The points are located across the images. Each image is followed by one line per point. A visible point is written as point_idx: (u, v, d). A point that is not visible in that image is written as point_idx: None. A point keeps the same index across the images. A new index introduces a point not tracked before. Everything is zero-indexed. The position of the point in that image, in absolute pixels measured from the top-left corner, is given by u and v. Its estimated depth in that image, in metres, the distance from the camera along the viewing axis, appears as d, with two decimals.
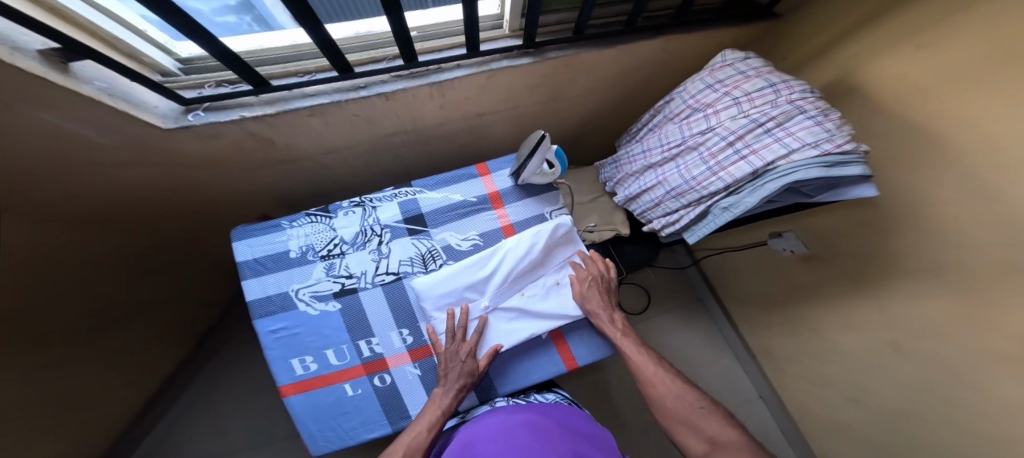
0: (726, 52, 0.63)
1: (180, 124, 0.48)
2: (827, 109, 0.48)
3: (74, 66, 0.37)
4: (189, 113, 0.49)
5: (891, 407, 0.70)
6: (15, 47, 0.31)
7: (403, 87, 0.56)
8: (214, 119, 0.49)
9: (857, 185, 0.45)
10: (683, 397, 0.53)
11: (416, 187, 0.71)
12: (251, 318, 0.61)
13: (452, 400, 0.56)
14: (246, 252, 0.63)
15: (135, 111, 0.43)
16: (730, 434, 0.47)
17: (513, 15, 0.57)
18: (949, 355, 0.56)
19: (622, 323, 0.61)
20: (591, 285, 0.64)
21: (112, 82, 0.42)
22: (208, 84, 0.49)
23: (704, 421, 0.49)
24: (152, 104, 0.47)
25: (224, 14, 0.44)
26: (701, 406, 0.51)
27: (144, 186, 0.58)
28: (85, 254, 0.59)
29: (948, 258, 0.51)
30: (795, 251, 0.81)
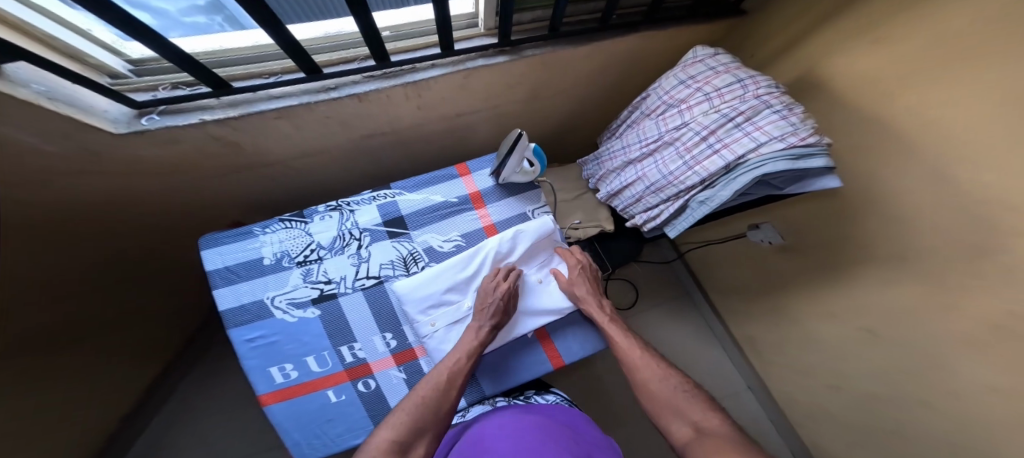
0: (697, 48, 0.64)
1: (132, 129, 0.45)
2: (791, 103, 0.49)
3: (7, 68, 0.35)
4: (143, 116, 0.47)
5: (865, 389, 0.73)
6: None
7: (377, 88, 0.55)
8: (170, 123, 0.47)
9: (821, 177, 0.47)
10: (666, 381, 0.50)
11: (396, 189, 0.70)
12: (225, 328, 0.59)
13: (489, 334, 0.57)
14: (216, 260, 0.61)
15: (82, 116, 0.41)
16: (714, 420, 0.43)
17: (488, 14, 0.56)
18: (915, 337, 0.59)
19: (611, 309, 0.61)
20: (580, 272, 0.65)
21: (53, 86, 0.39)
22: (162, 87, 0.47)
23: (689, 407, 0.46)
24: (100, 107, 0.44)
25: (192, 14, 0.41)
26: (685, 391, 0.48)
27: (101, 196, 0.55)
28: (38, 270, 0.55)
29: (910, 244, 0.53)
30: (773, 242, 0.82)
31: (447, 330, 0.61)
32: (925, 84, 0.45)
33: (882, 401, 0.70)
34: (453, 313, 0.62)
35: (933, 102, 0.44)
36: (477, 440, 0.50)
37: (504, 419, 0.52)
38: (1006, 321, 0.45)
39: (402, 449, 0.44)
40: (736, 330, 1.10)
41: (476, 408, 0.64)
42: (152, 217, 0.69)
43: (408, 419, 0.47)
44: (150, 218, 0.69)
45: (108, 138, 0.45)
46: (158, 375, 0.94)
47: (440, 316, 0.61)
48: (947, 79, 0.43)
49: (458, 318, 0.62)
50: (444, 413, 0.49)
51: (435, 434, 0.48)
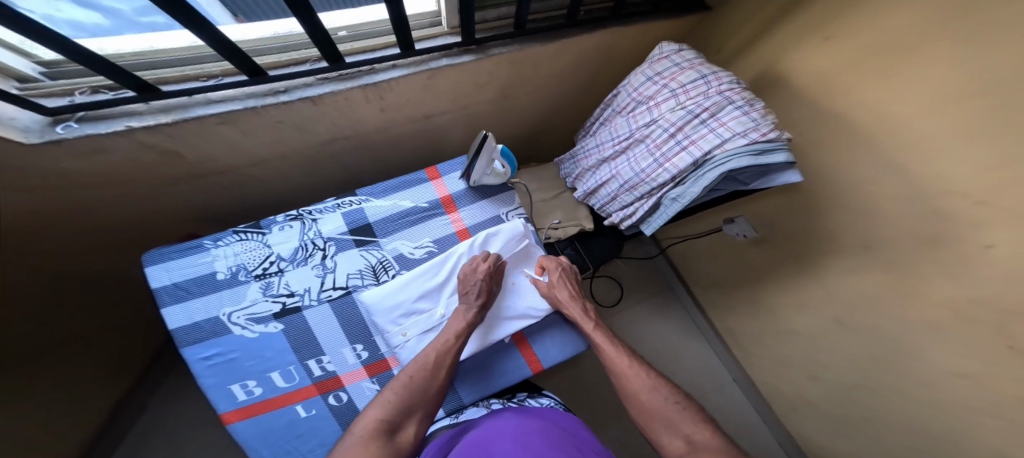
0: (663, 45, 0.63)
1: (47, 138, 0.41)
2: (752, 98, 0.50)
3: None
4: (58, 124, 0.42)
5: (839, 377, 0.75)
6: None
7: (333, 90, 0.52)
8: (91, 131, 0.43)
9: (784, 171, 0.47)
10: (654, 393, 0.49)
11: (361, 196, 0.67)
12: (177, 348, 0.55)
13: (477, 315, 0.56)
14: (163, 277, 0.57)
15: None
16: (705, 433, 0.42)
17: (450, 12, 0.54)
18: (882, 325, 0.60)
19: (595, 314, 0.60)
20: (561, 275, 0.64)
21: None
22: (80, 91, 0.43)
23: (680, 418, 0.45)
24: (6, 116, 0.40)
25: (150, 14, 0.41)
26: (675, 402, 0.47)
27: (25, 215, 0.50)
28: None
29: (872, 236, 0.54)
30: (748, 235, 0.83)
31: (419, 339, 0.59)
32: (879, 78, 0.46)
33: (856, 388, 0.72)
34: (425, 322, 0.59)
35: (886, 96, 0.45)
36: (479, 441, 0.48)
37: (507, 422, 0.51)
38: (966, 309, 0.45)
39: (390, 427, 0.43)
40: (717, 323, 1.12)
41: (469, 411, 0.60)
42: (89, 235, 0.64)
43: (396, 398, 0.46)
44: (86, 236, 0.63)
45: (19, 150, 0.40)
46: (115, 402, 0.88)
47: (412, 325, 0.58)
48: (897, 73, 0.43)
49: (431, 326, 0.60)
50: (433, 392, 0.49)
51: (424, 415, 0.47)
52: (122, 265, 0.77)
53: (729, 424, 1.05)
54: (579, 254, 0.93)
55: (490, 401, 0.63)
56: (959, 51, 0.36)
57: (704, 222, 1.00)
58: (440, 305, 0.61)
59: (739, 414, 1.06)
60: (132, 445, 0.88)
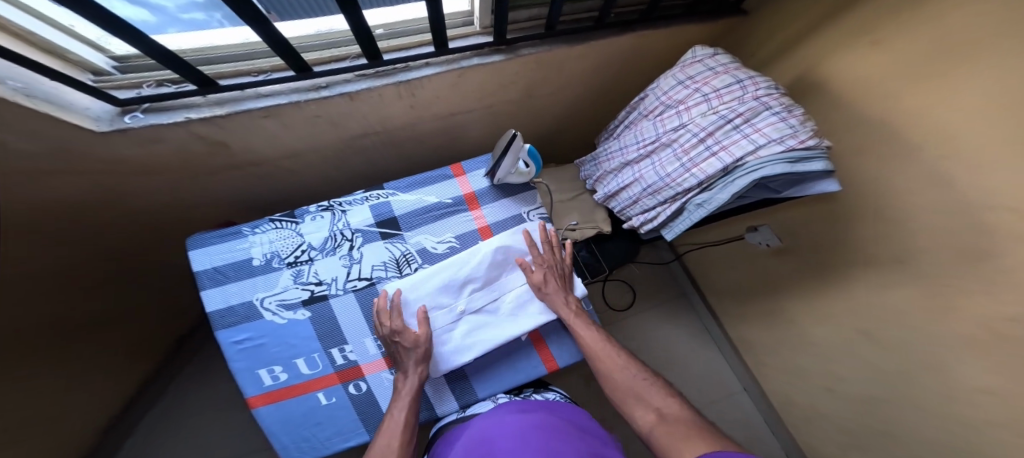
0: (696, 48, 0.63)
1: (115, 127, 0.44)
2: (790, 105, 0.49)
3: None
4: (126, 114, 0.46)
5: (861, 394, 0.72)
6: None
7: (368, 87, 0.54)
8: (154, 122, 0.46)
9: (821, 180, 0.46)
10: (627, 371, 0.54)
11: (388, 189, 0.69)
12: (212, 331, 0.58)
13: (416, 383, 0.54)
14: (204, 261, 0.60)
15: (61, 113, 0.40)
16: (672, 404, 0.49)
17: (483, 12, 0.55)
18: (910, 341, 0.58)
19: (575, 303, 0.61)
20: (548, 270, 0.62)
21: (31, 82, 0.38)
22: (146, 84, 0.46)
23: (650, 394, 0.51)
24: (81, 105, 0.43)
25: (190, 11, 0.41)
26: (645, 379, 0.53)
27: (85, 196, 0.55)
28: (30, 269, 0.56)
29: (906, 249, 0.53)
30: (770, 244, 0.82)
31: (438, 333, 0.59)
32: (927, 87, 0.44)
33: (875, 403, 0.70)
34: (445, 317, 0.60)
35: (932, 105, 0.43)
36: (483, 437, 0.49)
37: (510, 417, 0.52)
38: (1002, 329, 0.44)
39: None
40: (731, 332, 1.10)
41: (477, 406, 0.62)
42: (141, 217, 0.68)
43: None
44: (137, 219, 0.68)
45: (88, 136, 0.44)
46: (148, 374, 0.94)
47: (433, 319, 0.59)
48: (945, 84, 0.42)
49: (451, 321, 0.60)
50: None
51: None
52: (165, 247, 0.82)
53: (738, 435, 1.03)
54: (594, 256, 0.93)
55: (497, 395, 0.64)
56: (1010, 62, 0.35)
57: (725, 229, 0.98)
58: (460, 300, 0.61)
59: (747, 425, 1.05)
60: (162, 413, 0.95)
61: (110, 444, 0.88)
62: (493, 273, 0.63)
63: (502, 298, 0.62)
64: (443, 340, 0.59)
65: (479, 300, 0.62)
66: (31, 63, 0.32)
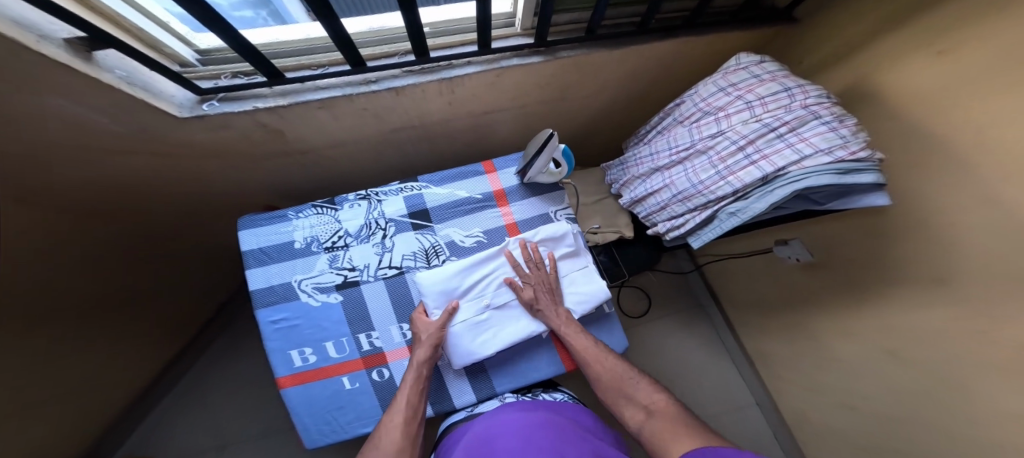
0: (741, 55, 0.62)
1: (194, 113, 0.49)
2: (841, 115, 0.48)
3: (97, 55, 0.39)
4: (204, 102, 0.50)
5: (879, 415, 0.71)
6: (42, 36, 0.33)
7: (413, 83, 0.56)
8: (227, 109, 0.50)
9: (869, 194, 0.45)
10: (615, 372, 0.55)
11: (422, 182, 0.72)
12: (253, 308, 0.61)
13: (424, 355, 0.56)
14: (252, 241, 0.63)
15: (152, 100, 0.45)
16: (661, 400, 0.52)
17: (528, 14, 0.56)
18: (940, 363, 0.56)
19: (561, 309, 0.60)
20: (537, 289, 0.61)
21: (132, 71, 0.43)
22: (223, 75, 0.50)
23: (639, 392, 0.54)
24: (169, 93, 0.48)
25: (241, 8, 0.46)
26: (630, 378, 0.55)
27: (155, 174, 0.60)
28: (102, 234, 0.63)
29: (948, 269, 0.51)
30: (801, 259, 0.80)
31: (465, 326, 0.59)
32: (987, 105, 0.42)
33: (891, 424, 0.68)
34: (473, 310, 0.60)
35: (991, 123, 0.42)
36: (486, 437, 0.50)
37: (512, 415, 0.53)
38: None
39: None
40: (748, 346, 1.08)
41: (487, 404, 0.62)
42: (198, 198, 0.74)
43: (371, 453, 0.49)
44: (194, 199, 0.74)
45: (165, 121, 0.48)
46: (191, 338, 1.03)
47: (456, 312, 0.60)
48: (1003, 103, 0.40)
49: (477, 314, 0.61)
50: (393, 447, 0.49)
51: None
52: (213, 226, 0.87)
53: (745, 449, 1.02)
54: (615, 261, 0.93)
55: (502, 395, 0.64)
56: None
57: (751, 241, 0.96)
58: (486, 295, 0.62)
59: (755, 440, 1.03)
60: (198, 374, 1.04)
61: (152, 397, 0.98)
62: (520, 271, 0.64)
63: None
64: (470, 333, 0.59)
65: (507, 296, 0.62)
66: (137, 52, 0.36)
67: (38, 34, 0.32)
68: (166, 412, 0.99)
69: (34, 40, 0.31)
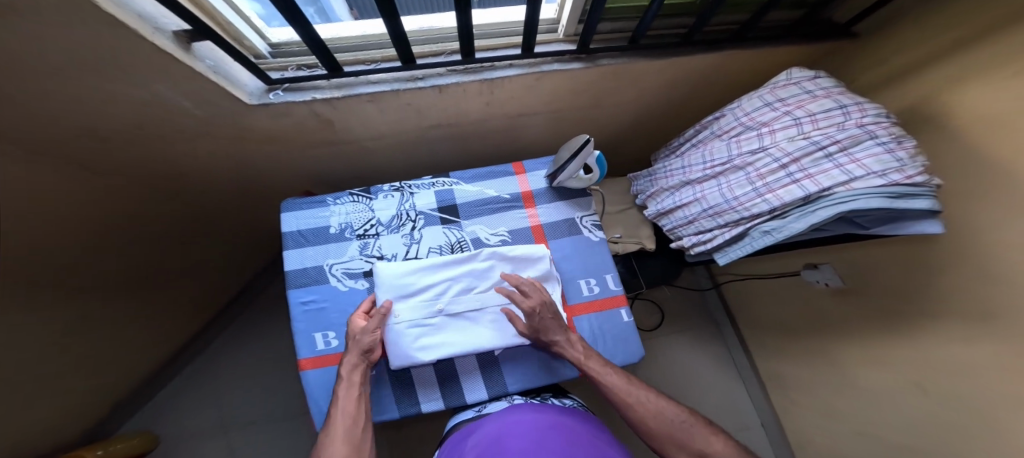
0: (793, 70, 0.61)
1: (261, 101, 0.52)
2: (900, 136, 0.45)
3: (194, 46, 0.43)
4: (271, 91, 0.53)
5: (890, 447, 0.70)
6: (156, 27, 0.36)
7: (457, 82, 0.58)
8: (290, 98, 0.52)
9: (920, 220, 0.43)
10: (663, 413, 0.50)
11: (453, 178, 0.73)
12: (286, 287, 0.63)
13: (354, 361, 0.52)
14: (292, 223, 0.66)
15: (230, 87, 0.48)
16: (719, 446, 0.46)
17: (573, 20, 0.57)
18: (961, 402, 0.55)
19: (582, 344, 0.56)
20: (542, 315, 0.55)
21: (218, 61, 0.47)
22: (290, 67, 0.53)
23: (692, 437, 0.47)
24: (243, 82, 0.51)
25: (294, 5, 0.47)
26: (682, 419, 0.49)
27: (214, 157, 0.65)
28: (164, 202, 0.71)
29: (986, 309, 0.50)
30: (831, 284, 0.78)
31: (411, 325, 0.56)
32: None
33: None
34: (422, 311, 0.58)
35: None
36: (496, 437, 0.49)
37: (523, 417, 0.53)
38: None
39: None
40: (762, 367, 1.07)
41: (494, 404, 0.59)
42: (246, 181, 0.79)
43: None
44: (242, 181, 0.79)
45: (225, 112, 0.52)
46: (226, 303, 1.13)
47: (405, 311, 0.58)
48: None
49: (426, 316, 0.58)
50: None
51: None
52: (253, 206, 0.93)
53: None
54: (634, 271, 0.93)
55: (511, 396, 0.62)
56: None
57: (778, 263, 0.94)
58: (442, 299, 0.59)
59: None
60: (224, 342, 1.12)
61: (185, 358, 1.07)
62: (483, 285, 0.62)
63: (488, 312, 0.60)
64: (414, 333, 0.56)
65: (463, 305, 0.59)
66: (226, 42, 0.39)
67: (153, 25, 0.36)
68: (196, 373, 1.08)
69: (150, 31, 0.35)
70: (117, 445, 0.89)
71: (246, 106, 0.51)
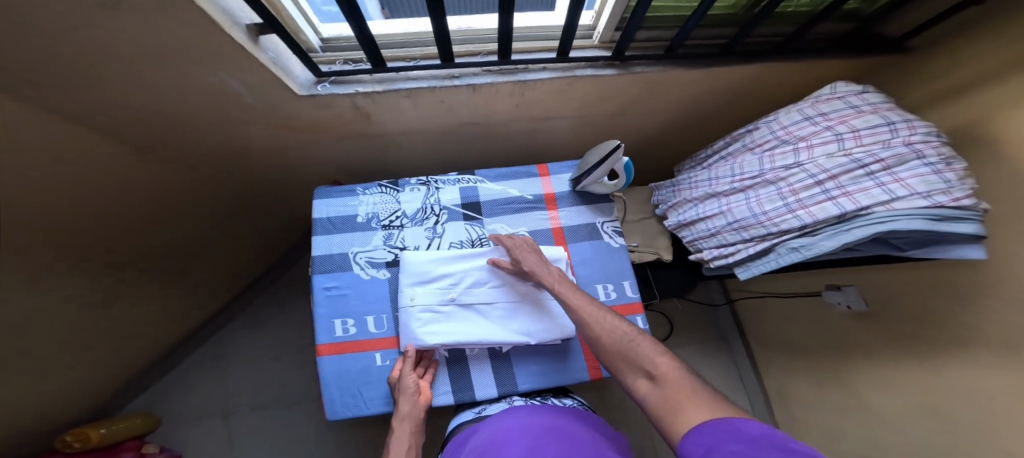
0: (838, 83, 0.58)
1: (310, 92, 0.54)
2: (950, 157, 0.44)
3: (261, 39, 0.45)
4: (319, 84, 0.55)
5: None
6: (235, 21, 0.39)
7: (492, 82, 0.59)
8: (336, 91, 0.55)
9: (963, 245, 0.42)
10: (612, 333, 0.46)
11: (478, 176, 0.74)
12: (311, 272, 0.64)
13: (409, 415, 0.53)
14: (322, 210, 0.68)
15: (284, 78, 0.50)
16: (666, 365, 0.40)
17: (609, 27, 0.57)
18: (975, 439, 0.54)
19: (557, 273, 0.57)
20: (523, 252, 0.60)
21: (276, 53, 0.49)
22: (337, 61, 0.55)
23: (641, 356, 0.42)
24: (295, 73, 0.53)
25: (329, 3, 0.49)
26: (630, 339, 0.45)
27: (253, 142, 0.68)
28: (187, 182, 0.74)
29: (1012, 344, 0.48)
30: (852, 307, 0.75)
31: (423, 310, 0.59)
32: None
33: None
34: (435, 298, 0.60)
35: None
36: (487, 446, 0.48)
37: (514, 422, 0.52)
38: None
39: None
40: (771, 386, 1.06)
41: (494, 406, 0.60)
42: (278, 167, 0.82)
43: None
44: (275, 167, 0.82)
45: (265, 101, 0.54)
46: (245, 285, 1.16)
47: (419, 297, 0.60)
48: None
49: (439, 304, 0.60)
50: None
51: None
52: (281, 192, 0.96)
53: None
54: (648, 281, 0.92)
55: (512, 397, 0.62)
56: None
57: (796, 282, 0.92)
58: (455, 289, 0.61)
59: None
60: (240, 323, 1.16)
61: None
62: (497, 280, 0.63)
63: (499, 307, 0.61)
64: (425, 317, 0.58)
65: (475, 297, 0.61)
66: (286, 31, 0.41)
67: (233, 20, 0.39)
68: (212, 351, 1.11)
69: (230, 25, 0.38)
70: (120, 424, 0.92)
71: (295, 96, 0.53)
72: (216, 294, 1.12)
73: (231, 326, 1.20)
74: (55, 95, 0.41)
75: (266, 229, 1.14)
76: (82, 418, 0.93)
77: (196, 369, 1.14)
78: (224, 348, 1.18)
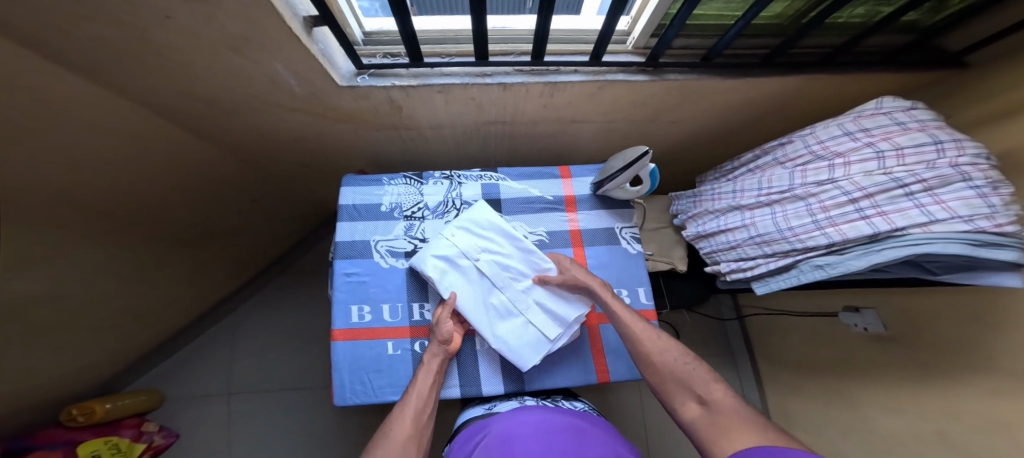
0: (883, 99, 0.56)
1: (351, 83, 0.55)
2: (998, 181, 0.42)
3: (314, 31, 0.48)
4: (359, 75, 0.56)
5: None
6: (294, 14, 0.41)
7: (522, 82, 0.60)
8: (374, 83, 0.56)
9: (999, 272, 0.41)
10: (668, 353, 0.47)
11: (500, 174, 0.75)
12: (333, 257, 0.65)
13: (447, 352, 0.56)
14: (349, 197, 0.70)
15: (329, 68, 0.51)
16: (720, 393, 0.40)
17: (645, 34, 0.58)
18: None
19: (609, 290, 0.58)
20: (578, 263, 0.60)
21: (325, 45, 0.51)
22: (378, 55, 0.57)
23: (694, 380, 0.43)
24: (338, 65, 0.55)
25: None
26: (686, 363, 0.45)
27: (285, 127, 0.70)
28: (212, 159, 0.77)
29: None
30: (871, 329, 0.73)
31: (446, 250, 0.60)
32: None
33: None
34: (464, 248, 0.61)
35: None
36: (504, 438, 0.47)
37: (527, 418, 0.51)
38: None
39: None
40: (776, 405, 1.05)
41: (504, 404, 0.59)
42: (307, 154, 0.85)
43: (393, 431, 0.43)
44: (304, 154, 0.85)
45: (302, 90, 0.56)
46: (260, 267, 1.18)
47: (452, 238, 0.61)
48: None
49: (462, 256, 0.60)
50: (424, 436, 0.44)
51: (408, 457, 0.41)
52: (306, 177, 0.99)
53: None
54: (661, 290, 0.91)
55: (523, 397, 0.61)
56: None
57: (812, 302, 0.91)
58: (484, 254, 0.61)
59: None
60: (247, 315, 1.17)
61: None
62: (520, 275, 0.61)
63: (503, 293, 0.60)
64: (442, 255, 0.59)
65: (490, 272, 0.60)
66: (338, 24, 0.43)
67: (292, 11, 0.41)
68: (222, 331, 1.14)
69: (289, 17, 0.40)
70: (126, 400, 0.95)
71: (336, 87, 0.55)
72: (233, 273, 1.15)
73: (245, 305, 1.24)
74: (113, 73, 0.44)
75: (286, 213, 1.16)
76: (101, 384, 0.97)
77: (211, 345, 1.18)
78: (238, 327, 1.21)
